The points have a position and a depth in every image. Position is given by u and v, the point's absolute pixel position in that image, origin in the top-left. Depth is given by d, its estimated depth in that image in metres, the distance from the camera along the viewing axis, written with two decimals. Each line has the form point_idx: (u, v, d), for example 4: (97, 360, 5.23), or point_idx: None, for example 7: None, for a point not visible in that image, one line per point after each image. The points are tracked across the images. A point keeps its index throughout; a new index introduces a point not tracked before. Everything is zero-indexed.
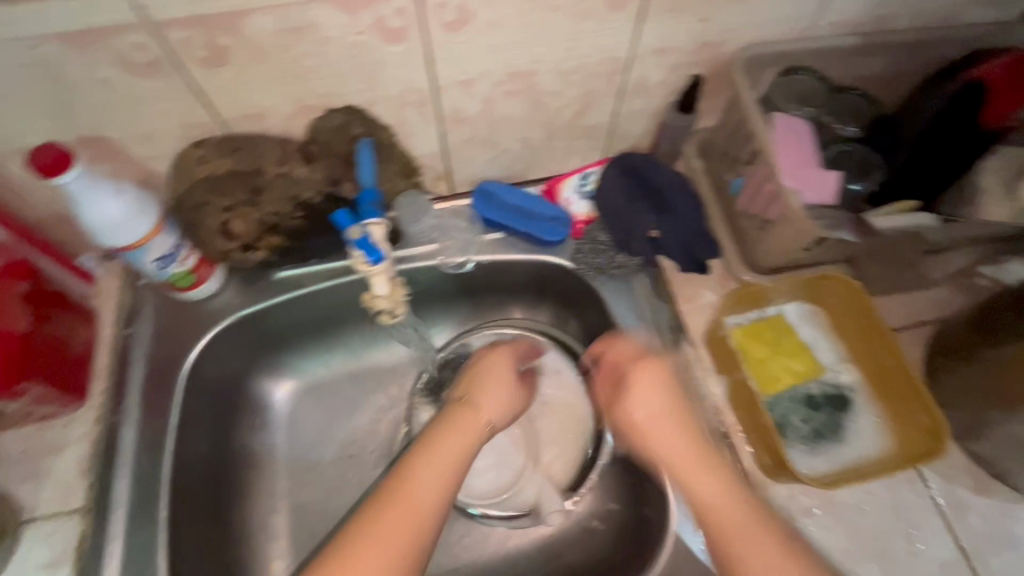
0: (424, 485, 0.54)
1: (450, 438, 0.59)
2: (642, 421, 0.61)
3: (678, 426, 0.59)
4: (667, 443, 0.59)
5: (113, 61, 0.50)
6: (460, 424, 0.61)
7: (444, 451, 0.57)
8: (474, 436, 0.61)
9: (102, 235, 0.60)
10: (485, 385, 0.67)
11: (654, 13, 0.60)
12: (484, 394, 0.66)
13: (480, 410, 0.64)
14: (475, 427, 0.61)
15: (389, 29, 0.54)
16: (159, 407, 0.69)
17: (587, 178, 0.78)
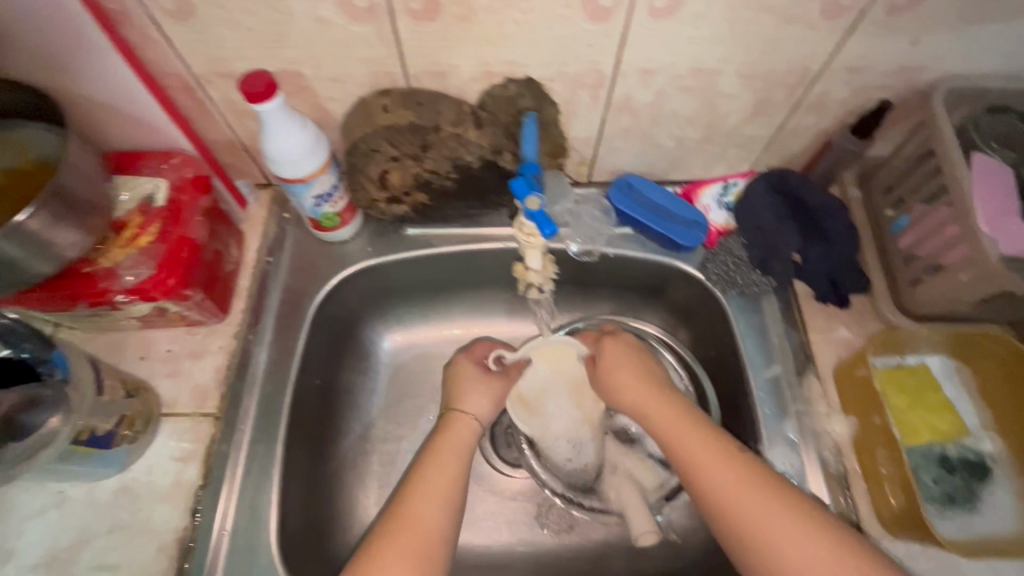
0: (428, 490, 0.60)
1: (441, 452, 0.65)
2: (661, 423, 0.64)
3: (685, 427, 0.62)
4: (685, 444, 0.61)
5: (336, 1, 0.52)
6: (450, 436, 0.67)
7: (438, 468, 0.63)
8: (466, 448, 0.66)
9: (278, 166, 0.62)
10: (468, 388, 0.72)
11: (865, 27, 0.57)
12: (467, 399, 0.71)
13: (467, 413, 0.70)
14: (462, 434, 0.67)
15: (597, 7, 0.53)
16: (288, 335, 0.73)
17: (729, 188, 0.75)
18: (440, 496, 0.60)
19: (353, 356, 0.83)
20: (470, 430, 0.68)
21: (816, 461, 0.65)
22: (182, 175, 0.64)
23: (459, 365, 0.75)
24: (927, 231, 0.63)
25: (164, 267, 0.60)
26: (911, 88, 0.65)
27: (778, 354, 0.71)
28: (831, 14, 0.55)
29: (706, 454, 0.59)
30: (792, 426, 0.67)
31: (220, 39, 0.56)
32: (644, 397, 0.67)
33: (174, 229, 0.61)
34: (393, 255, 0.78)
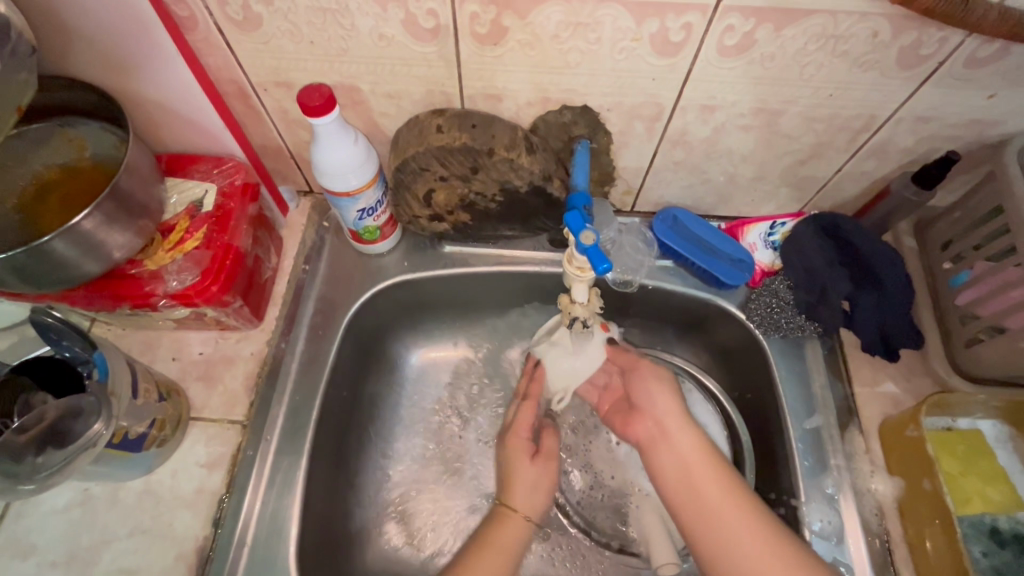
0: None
1: (487, 553, 0.61)
2: (687, 451, 0.62)
3: (709, 465, 0.61)
4: (705, 481, 0.60)
5: (402, 21, 0.52)
6: (500, 533, 0.64)
7: (478, 567, 0.60)
8: (514, 547, 0.64)
9: (327, 179, 0.62)
10: (522, 480, 0.69)
11: (941, 78, 0.55)
12: (516, 493, 0.68)
13: (516, 509, 0.66)
14: (512, 533, 0.64)
15: (666, 42, 0.52)
16: (321, 344, 0.72)
17: (777, 228, 0.72)
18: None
19: (380, 368, 0.82)
20: (523, 530, 0.65)
21: (856, 518, 0.63)
22: (232, 182, 0.65)
23: (512, 451, 0.71)
24: (990, 290, 0.61)
25: (208, 274, 0.61)
26: (980, 140, 0.63)
27: (820, 404, 0.69)
28: (906, 63, 0.53)
29: (729, 499, 0.58)
30: (831, 481, 0.65)
31: (282, 50, 0.56)
32: (672, 419, 0.65)
33: (221, 236, 0.62)
34: (428, 272, 0.77)
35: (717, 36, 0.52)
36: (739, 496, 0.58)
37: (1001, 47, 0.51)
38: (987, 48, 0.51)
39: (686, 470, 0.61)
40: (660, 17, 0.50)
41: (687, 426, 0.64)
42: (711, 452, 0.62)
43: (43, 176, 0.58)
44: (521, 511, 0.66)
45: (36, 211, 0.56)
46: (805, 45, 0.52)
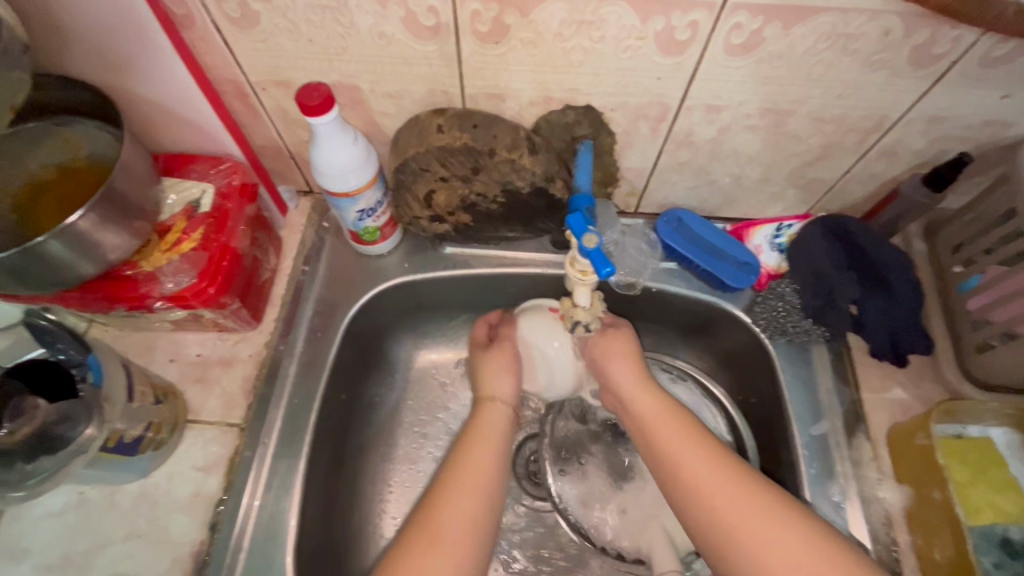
0: (470, 481, 0.58)
1: (478, 442, 0.61)
2: (649, 417, 0.61)
3: (673, 426, 0.59)
4: (666, 443, 0.58)
5: (403, 19, 0.51)
6: (485, 423, 0.64)
7: (475, 454, 0.60)
8: (503, 431, 0.64)
9: (325, 179, 0.61)
10: (496, 369, 0.68)
11: (954, 77, 0.53)
12: (493, 385, 0.67)
13: (495, 398, 0.66)
14: (496, 420, 0.64)
15: (672, 40, 0.51)
16: (321, 345, 0.71)
17: (783, 230, 0.71)
18: (480, 488, 0.57)
19: (380, 369, 0.81)
20: (504, 415, 0.65)
21: (864, 527, 0.61)
22: (230, 182, 0.65)
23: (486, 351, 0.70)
24: (1002, 295, 0.59)
25: (205, 276, 0.60)
26: (993, 141, 0.61)
27: (828, 411, 0.68)
28: (918, 63, 0.52)
29: (702, 462, 0.56)
30: (838, 489, 0.63)
31: (280, 49, 0.55)
32: (631, 389, 0.64)
33: (218, 237, 0.62)
34: (429, 274, 0.76)
35: (724, 34, 0.50)
36: (723, 470, 0.55)
37: (1017, 46, 0.50)
38: (1003, 47, 0.50)
39: (648, 439, 0.60)
40: (666, 14, 0.49)
41: (648, 391, 0.63)
42: (674, 413, 0.61)
43: (38, 177, 0.57)
44: (501, 399, 0.66)
45: (31, 212, 0.55)
46: (815, 44, 0.51)
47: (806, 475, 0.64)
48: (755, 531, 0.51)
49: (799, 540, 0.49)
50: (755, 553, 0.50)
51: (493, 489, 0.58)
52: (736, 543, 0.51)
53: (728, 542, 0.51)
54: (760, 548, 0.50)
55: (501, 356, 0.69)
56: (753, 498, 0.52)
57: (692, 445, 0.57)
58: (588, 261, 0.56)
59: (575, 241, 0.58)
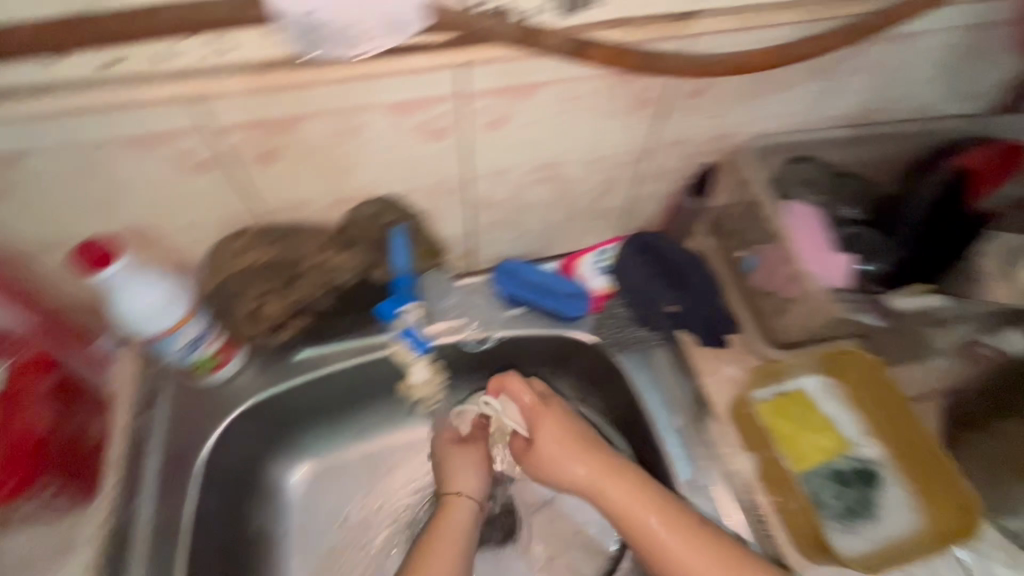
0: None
1: (441, 528, 0.68)
2: (585, 479, 0.66)
3: (638, 506, 0.63)
4: (655, 529, 0.61)
5: (167, 161, 0.52)
6: (452, 518, 0.69)
7: (437, 562, 0.64)
8: (466, 526, 0.69)
9: (135, 325, 0.58)
10: (461, 468, 0.74)
11: (672, 110, 0.64)
12: (454, 481, 0.73)
13: (462, 493, 0.72)
14: (457, 506, 0.71)
15: (433, 128, 0.57)
16: (175, 495, 0.66)
17: (603, 255, 0.82)
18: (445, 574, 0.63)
19: (257, 498, 0.77)
20: (470, 511, 0.71)
21: (727, 500, 0.69)
22: (23, 356, 0.59)
23: (444, 449, 0.76)
24: (770, 269, 0.71)
25: (9, 463, 0.54)
26: (728, 149, 0.74)
27: (677, 404, 0.75)
28: (640, 106, 0.62)
29: (690, 555, 0.59)
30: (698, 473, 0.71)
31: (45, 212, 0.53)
32: (593, 477, 0.66)
33: (8, 427, 0.55)
34: (284, 385, 0.75)
35: (476, 116, 0.57)
36: (654, 501, 0.63)
37: (704, 80, 0.62)
38: (695, 83, 0.61)
39: (601, 492, 0.65)
40: (419, 110, 0.54)
41: (595, 458, 0.67)
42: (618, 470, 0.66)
43: None
44: (465, 493, 0.72)
45: None
46: (554, 108, 0.59)
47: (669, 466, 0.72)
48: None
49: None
50: None
51: None
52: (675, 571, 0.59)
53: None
54: None
55: (461, 450, 0.75)
56: (687, 525, 0.61)
57: (638, 499, 0.63)
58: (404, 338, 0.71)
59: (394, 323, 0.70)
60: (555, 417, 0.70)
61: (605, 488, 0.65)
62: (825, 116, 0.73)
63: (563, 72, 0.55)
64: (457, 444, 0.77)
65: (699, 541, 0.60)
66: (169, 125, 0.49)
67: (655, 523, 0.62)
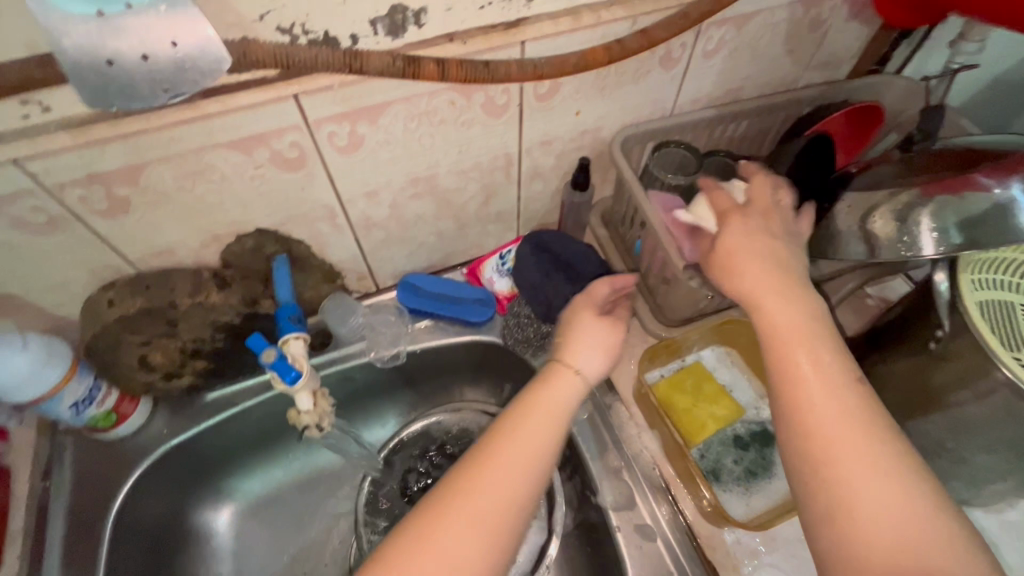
0: (492, 493, 0.50)
1: (527, 416, 0.56)
2: (783, 329, 0.52)
3: (810, 356, 0.50)
4: (806, 368, 0.49)
5: (9, 225, 0.52)
6: (553, 389, 0.59)
7: (524, 427, 0.55)
8: (562, 403, 0.58)
9: (10, 393, 0.58)
10: (586, 341, 0.63)
11: (530, 112, 0.67)
12: (576, 351, 0.63)
13: (573, 368, 0.61)
14: (565, 384, 0.60)
15: (286, 159, 0.58)
16: (85, 560, 0.65)
17: (505, 257, 0.82)
18: (515, 460, 0.53)
19: (184, 547, 0.76)
20: (575, 390, 0.60)
21: (642, 480, 0.69)
22: None
23: (575, 309, 0.67)
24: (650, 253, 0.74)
25: None
26: (601, 142, 0.77)
27: (585, 392, 0.76)
28: (496, 112, 0.64)
29: (838, 410, 0.46)
30: (612, 456, 0.72)
31: None
32: (775, 298, 0.53)
33: None
34: (194, 429, 0.74)
35: (327, 142, 0.58)
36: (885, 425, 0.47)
37: (552, 81, 0.64)
38: (544, 85, 0.64)
39: (785, 365, 0.50)
40: (265, 145, 0.55)
41: (816, 312, 0.52)
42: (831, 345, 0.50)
43: None
44: (574, 367, 0.61)
45: None
46: (407, 125, 0.60)
47: (586, 450, 0.73)
48: (877, 498, 0.43)
49: (918, 506, 0.43)
50: (860, 507, 0.43)
51: (533, 474, 0.53)
52: (860, 518, 0.43)
53: (847, 519, 0.43)
54: (869, 495, 0.43)
55: (598, 323, 0.65)
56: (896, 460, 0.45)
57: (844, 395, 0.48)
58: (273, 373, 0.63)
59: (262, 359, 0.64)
60: (761, 266, 0.55)
61: (779, 305, 0.52)
62: (686, 101, 0.77)
63: (407, 90, 0.56)
64: (595, 313, 0.67)
65: (884, 452, 0.45)
66: (0, 190, 0.49)
67: (804, 367, 0.49)
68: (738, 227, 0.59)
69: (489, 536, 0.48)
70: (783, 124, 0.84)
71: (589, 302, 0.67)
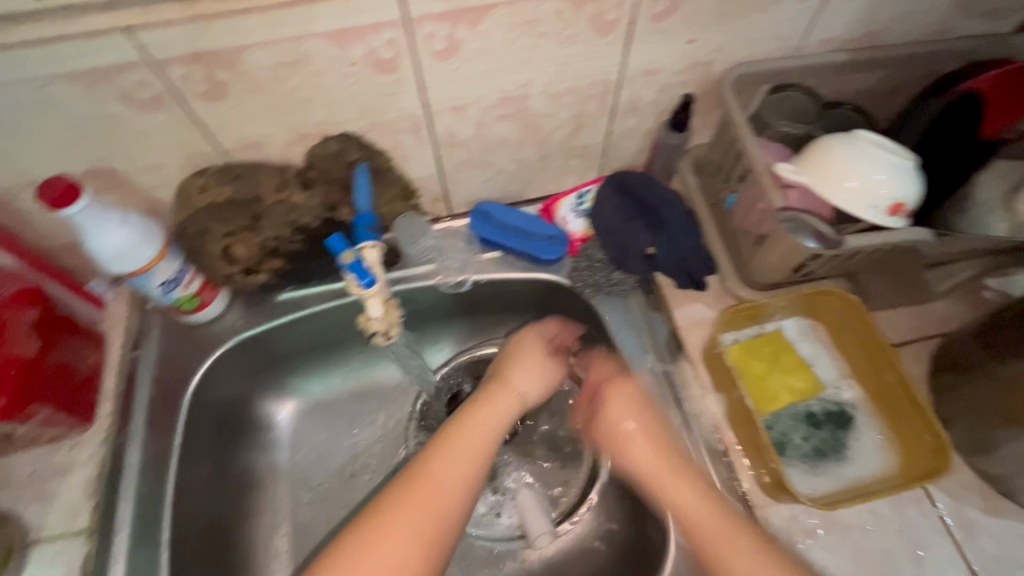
0: (465, 474, 0.58)
1: (463, 424, 0.62)
2: (645, 465, 0.64)
3: (671, 473, 0.62)
4: (673, 498, 0.61)
5: (117, 98, 0.53)
6: (487, 408, 0.65)
7: (470, 426, 0.63)
8: (499, 419, 0.64)
9: (109, 264, 0.61)
10: (528, 365, 0.71)
11: (640, 34, 0.61)
12: (520, 375, 0.70)
13: (520, 391, 0.68)
14: (506, 399, 0.66)
15: (381, 60, 0.55)
16: (164, 426, 0.71)
17: (584, 197, 0.78)
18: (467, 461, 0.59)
19: (248, 431, 0.82)
20: (510, 408, 0.66)
21: (698, 442, 0.67)
22: (16, 294, 0.64)
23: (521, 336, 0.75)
24: (745, 207, 0.68)
25: (9, 391, 0.59)
26: (710, 79, 0.70)
27: (652, 346, 0.75)
28: (604, 31, 0.59)
29: (701, 513, 0.58)
30: (672, 413, 0.70)
31: (11, 152, 0.55)
32: (656, 468, 0.63)
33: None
34: (267, 324, 0.78)
35: (424, 45, 0.55)
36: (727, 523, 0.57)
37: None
38: (662, 2, 0.57)
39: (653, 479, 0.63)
40: (362, 40, 0.53)
41: (663, 450, 0.64)
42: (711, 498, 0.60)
43: None
44: (518, 387, 0.68)
45: None
46: (508, 34, 0.56)
47: (645, 402, 0.71)
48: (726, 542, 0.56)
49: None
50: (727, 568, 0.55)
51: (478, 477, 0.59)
52: None
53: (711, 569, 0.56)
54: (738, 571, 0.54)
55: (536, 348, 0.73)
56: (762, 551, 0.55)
57: (675, 481, 0.62)
58: (352, 275, 0.65)
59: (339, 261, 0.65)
60: (623, 400, 0.68)
61: (636, 447, 0.65)
62: (817, 40, 0.68)
63: None
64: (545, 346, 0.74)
65: (749, 539, 0.56)
66: (111, 60, 0.49)
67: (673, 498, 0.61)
68: (606, 368, 0.73)
69: (427, 550, 0.52)
70: (927, 78, 0.73)
71: (535, 335, 0.75)
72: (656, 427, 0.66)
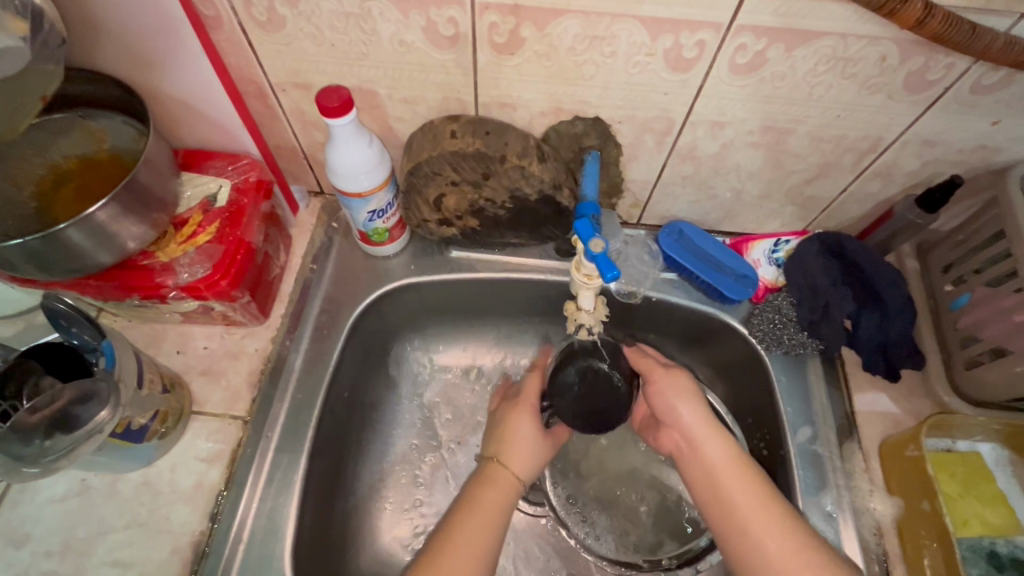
0: (469, 543, 0.56)
1: (474, 510, 0.59)
2: (703, 445, 0.62)
3: (737, 473, 0.59)
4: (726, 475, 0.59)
5: (422, 29, 0.53)
6: (487, 484, 0.62)
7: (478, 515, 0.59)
8: (501, 501, 0.61)
9: (338, 180, 0.62)
10: (515, 439, 0.66)
11: (946, 101, 0.56)
12: (509, 452, 0.66)
13: (505, 464, 0.64)
14: (498, 479, 0.63)
15: (680, 58, 0.54)
16: (325, 342, 0.72)
17: (780, 245, 0.73)
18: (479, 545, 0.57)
19: (382, 369, 0.82)
20: (507, 482, 0.63)
21: (854, 537, 0.63)
22: (246, 178, 0.66)
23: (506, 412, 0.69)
24: (989, 312, 0.62)
25: (219, 268, 0.61)
26: (984, 166, 0.64)
27: (819, 421, 0.69)
28: (912, 87, 0.55)
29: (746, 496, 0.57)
30: (830, 499, 0.65)
31: (303, 52, 0.57)
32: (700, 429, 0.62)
33: (233, 231, 0.63)
34: (435, 276, 0.77)
35: (730, 54, 0.53)
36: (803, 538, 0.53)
37: (1007, 74, 0.52)
38: (993, 75, 0.52)
39: (712, 475, 0.60)
40: (674, 34, 0.51)
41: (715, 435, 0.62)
42: (745, 465, 0.59)
43: (60, 166, 0.58)
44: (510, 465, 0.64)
45: (50, 201, 0.56)
46: (817, 65, 0.53)
47: (799, 478, 0.66)
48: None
49: None
50: None
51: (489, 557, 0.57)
52: None
53: None
54: None
55: (523, 420, 0.68)
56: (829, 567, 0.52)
57: (740, 482, 0.58)
58: (595, 265, 0.58)
59: (583, 246, 0.59)
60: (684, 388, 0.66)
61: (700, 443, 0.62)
62: None
63: (851, 25, 0.49)
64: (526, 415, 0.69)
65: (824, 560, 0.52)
66: None
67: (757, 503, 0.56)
68: (520, 440, 0.66)
69: None
70: None
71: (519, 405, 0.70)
72: (697, 414, 0.64)
